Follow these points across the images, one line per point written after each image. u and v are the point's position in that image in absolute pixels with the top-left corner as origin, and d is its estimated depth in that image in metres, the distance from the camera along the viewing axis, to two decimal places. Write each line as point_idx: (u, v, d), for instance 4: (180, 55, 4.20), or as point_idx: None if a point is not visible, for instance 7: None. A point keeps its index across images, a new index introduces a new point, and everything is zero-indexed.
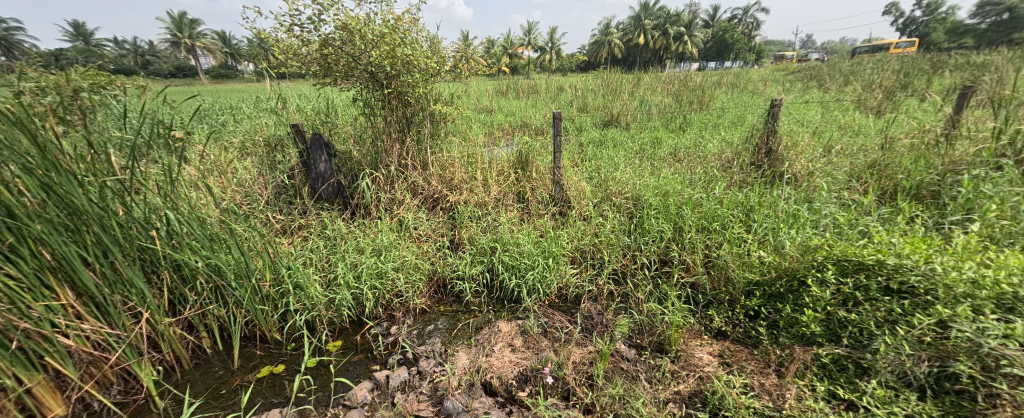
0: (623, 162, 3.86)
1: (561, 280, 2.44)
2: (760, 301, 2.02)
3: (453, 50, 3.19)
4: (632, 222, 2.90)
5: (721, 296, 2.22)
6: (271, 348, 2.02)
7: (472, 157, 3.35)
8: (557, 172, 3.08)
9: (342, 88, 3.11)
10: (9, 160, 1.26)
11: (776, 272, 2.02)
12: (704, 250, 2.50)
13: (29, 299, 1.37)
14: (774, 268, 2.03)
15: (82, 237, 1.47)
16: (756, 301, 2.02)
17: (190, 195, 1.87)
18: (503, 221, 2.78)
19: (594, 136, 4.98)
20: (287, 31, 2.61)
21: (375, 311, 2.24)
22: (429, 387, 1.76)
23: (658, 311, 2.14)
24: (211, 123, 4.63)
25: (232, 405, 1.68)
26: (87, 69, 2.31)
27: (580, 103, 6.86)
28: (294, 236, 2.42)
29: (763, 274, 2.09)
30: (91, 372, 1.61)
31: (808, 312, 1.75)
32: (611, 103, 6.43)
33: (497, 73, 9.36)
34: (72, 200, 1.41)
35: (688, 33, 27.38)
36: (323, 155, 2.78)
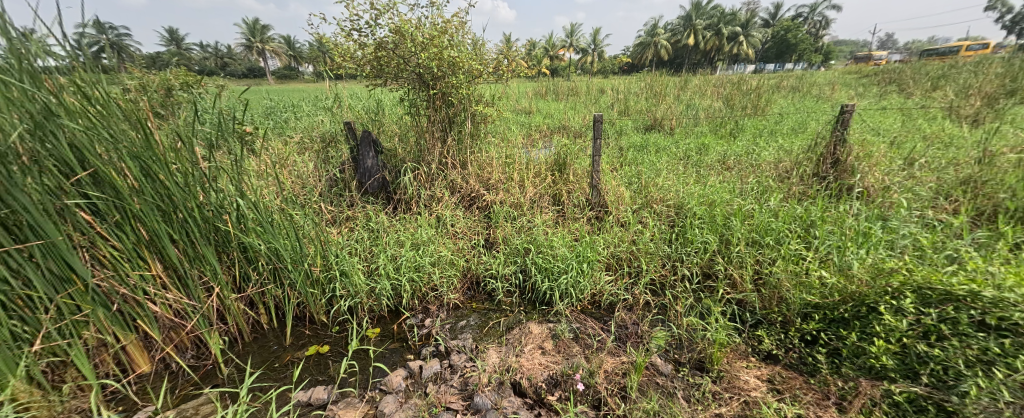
0: (666, 168, 3.70)
1: (595, 286, 2.39)
2: (819, 325, 1.84)
3: (497, 52, 3.24)
4: (673, 232, 2.77)
5: (772, 316, 2.05)
6: (318, 329, 2.16)
7: (510, 158, 3.38)
8: (595, 175, 3.02)
9: (390, 89, 3.25)
10: (118, 147, 1.46)
11: (840, 295, 1.84)
12: (753, 265, 2.33)
13: (127, 268, 1.58)
14: (837, 291, 1.85)
15: (170, 218, 1.66)
16: (814, 325, 1.85)
17: (256, 183, 2.05)
18: (538, 223, 2.76)
19: (635, 141, 4.82)
20: (345, 35, 2.78)
21: (412, 303, 2.32)
22: (460, 381, 1.79)
23: (699, 326, 2.02)
24: (274, 120, 5.06)
25: (283, 379, 1.81)
26: (178, 70, 2.62)
27: (623, 107, 6.67)
28: (341, 227, 2.57)
29: (823, 297, 1.90)
30: (172, 337, 1.81)
31: (879, 342, 1.58)
32: (655, 106, 6.20)
33: (538, 75, 9.36)
34: (164, 184, 1.60)
35: (745, 33, 25.73)
36: (370, 151, 2.91)
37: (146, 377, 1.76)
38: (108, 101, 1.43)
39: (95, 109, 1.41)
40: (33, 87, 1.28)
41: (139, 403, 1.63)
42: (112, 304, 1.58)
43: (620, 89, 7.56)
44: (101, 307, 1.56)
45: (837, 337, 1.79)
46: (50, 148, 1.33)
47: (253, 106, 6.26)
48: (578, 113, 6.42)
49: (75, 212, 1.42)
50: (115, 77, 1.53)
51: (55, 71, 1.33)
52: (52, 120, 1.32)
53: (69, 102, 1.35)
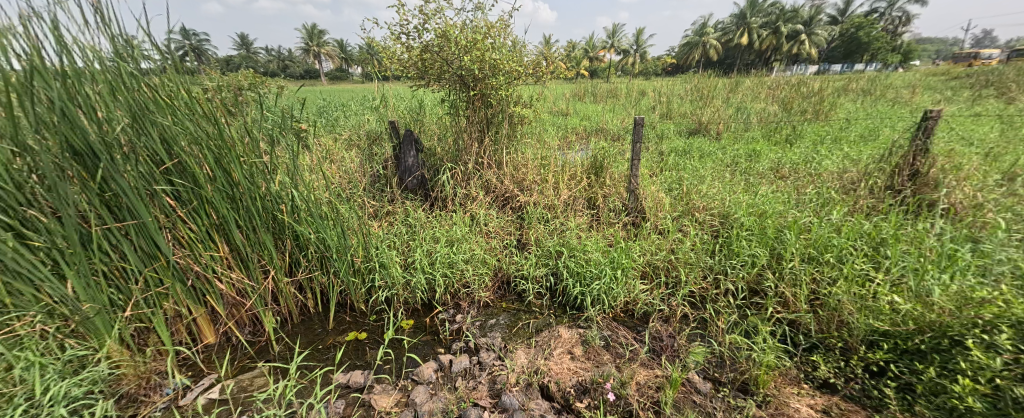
0: (710, 174, 3.51)
1: (629, 295, 2.32)
2: (887, 355, 1.67)
3: (536, 53, 3.26)
4: (716, 242, 2.62)
5: (829, 341, 1.88)
6: (358, 316, 2.29)
7: (545, 160, 3.38)
8: (633, 180, 2.93)
9: (432, 90, 3.38)
10: (199, 141, 1.66)
11: (916, 324, 1.64)
12: (809, 284, 2.14)
13: (201, 249, 1.79)
14: (913, 319, 1.66)
15: (238, 206, 1.85)
16: (881, 355, 1.68)
17: (310, 177, 2.22)
18: (572, 227, 2.74)
19: (678, 145, 4.62)
20: (394, 39, 2.94)
21: (444, 298, 2.39)
22: (488, 378, 1.81)
23: (743, 345, 1.90)
24: (326, 118, 5.43)
25: (327, 360, 1.95)
26: (248, 72, 2.89)
27: (665, 110, 6.42)
28: (382, 221, 2.70)
29: (894, 325, 1.72)
30: (233, 313, 2.01)
31: (965, 381, 1.38)
32: (701, 109, 5.90)
33: (577, 77, 9.27)
34: (233, 175, 1.78)
35: (811, 32, 23.70)
36: (412, 150, 3.02)
37: (212, 348, 1.97)
38: (189, 99, 1.64)
39: (179, 107, 1.62)
40: (132, 87, 1.50)
41: (205, 370, 1.84)
42: (188, 280, 1.79)
43: (663, 91, 7.29)
44: (179, 282, 1.77)
45: (910, 370, 1.63)
46: (144, 140, 1.54)
47: (308, 105, 6.75)
48: (617, 116, 6.27)
49: (162, 197, 1.63)
50: (195, 77, 1.74)
51: (148, 72, 1.55)
52: (147, 116, 1.53)
53: (160, 101, 1.57)
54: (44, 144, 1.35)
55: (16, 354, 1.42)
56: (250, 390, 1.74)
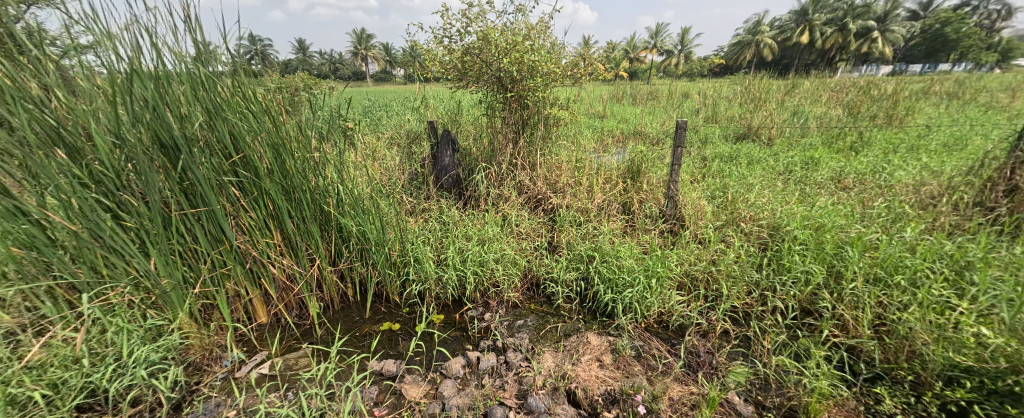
0: (757, 182, 3.29)
1: (663, 305, 2.23)
2: (971, 395, 1.46)
3: (575, 54, 3.24)
4: (762, 256, 2.44)
5: (896, 373, 1.68)
6: (392, 308, 2.40)
7: (579, 163, 3.35)
8: (672, 186, 2.81)
9: (471, 92, 3.46)
10: (261, 138, 1.84)
11: (1009, 362, 1.44)
12: (874, 308, 1.94)
13: (258, 236, 1.96)
14: (1006, 357, 1.45)
15: (291, 198, 2.01)
16: (962, 394, 1.48)
17: (354, 173, 2.36)
18: (605, 231, 2.68)
19: (723, 150, 4.37)
20: (437, 42, 3.04)
21: (474, 296, 2.43)
22: (514, 379, 1.83)
23: (792, 370, 1.77)
24: (370, 117, 5.73)
25: (363, 347, 2.06)
26: (303, 74, 3.13)
27: (711, 113, 6.10)
28: (418, 218, 2.81)
29: (980, 361, 1.51)
30: (283, 296, 2.19)
31: None
32: (752, 113, 5.54)
33: (615, 78, 9.08)
34: (288, 169, 1.94)
35: (888, 29, 21.41)
36: (448, 149, 3.11)
37: (264, 327, 2.15)
38: (254, 99, 1.81)
39: (245, 105, 1.79)
40: (208, 88, 1.69)
41: (258, 347, 2.02)
42: (246, 263, 1.98)
43: (710, 94, 6.93)
44: (239, 265, 1.96)
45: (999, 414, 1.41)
46: (216, 136, 1.73)
47: (354, 106, 7.17)
48: (658, 119, 6.05)
49: (228, 187, 1.81)
50: (260, 79, 1.92)
51: (221, 75, 1.74)
52: (219, 114, 1.71)
53: (230, 100, 1.75)
54: (137, 137, 1.55)
55: (109, 319, 1.65)
56: (295, 369, 1.88)
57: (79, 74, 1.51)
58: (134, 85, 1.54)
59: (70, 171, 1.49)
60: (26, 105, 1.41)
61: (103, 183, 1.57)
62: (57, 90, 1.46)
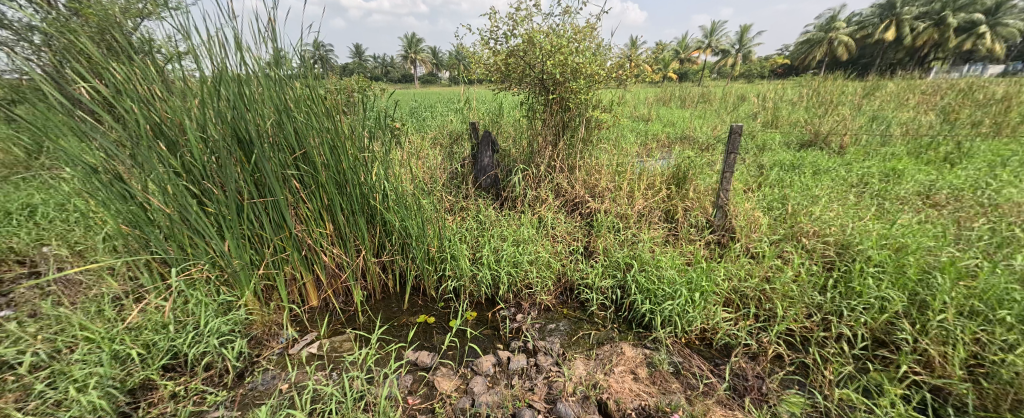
0: (822, 194, 2.98)
1: (706, 321, 2.09)
2: None
3: (621, 55, 3.16)
4: (825, 275, 2.20)
5: None
6: (429, 301, 2.49)
7: (620, 167, 3.25)
8: (722, 194, 2.63)
9: (513, 93, 3.50)
10: (320, 135, 1.99)
11: None
12: (970, 346, 1.68)
13: (313, 226, 2.13)
14: None
15: (343, 192, 2.16)
16: None
17: (399, 171, 2.48)
18: (645, 239, 2.57)
19: (783, 158, 4.01)
20: (483, 44, 3.11)
21: (507, 296, 2.45)
22: (544, 383, 1.81)
23: (860, 406, 1.58)
24: (416, 117, 6.00)
25: (401, 337, 2.15)
26: (358, 76, 3.35)
27: (771, 118, 5.64)
28: (456, 215, 2.88)
29: None
30: (332, 283, 2.36)
31: None
32: (820, 118, 5.04)
33: (664, 80, 8.72)
34: (341, 165, 2.09)
35: (1004, 23, 18.38)
36: (488, 150, 3.16)
37: (314, 310, 2.33)
38: (315, 100, 1.98)
39: (308, 106, 1.96)
40: (278, 89, 1.88)
41: (309, 328, 2.19)
42: (302, 250, 2.16)
43: (772, 98, 6.41)
44: (296, 251, 2.15)
45: None
46: (282, 134, 1.91)
47: (402, 106, 7.55)
48: (710, 123, 5.71)
49: (291, 180, 2.00)
50: (321, 81, 2.09)
51: (289, 77, 1.93)
52: (286, 114, 1.89)
53: (294, 101, 1.93)
54: (220, 134, 1.77)
55: (190, 292, 1.89)
56: (340, 351, 2.02)
57: (176, 77, 1.75)
58: (219, 87, 1.75)
59: (167, 161, 1.74)
60: (137, 104, 1.66)
61: (192, 173, 1.80)
62: (159, 90, 1.71)
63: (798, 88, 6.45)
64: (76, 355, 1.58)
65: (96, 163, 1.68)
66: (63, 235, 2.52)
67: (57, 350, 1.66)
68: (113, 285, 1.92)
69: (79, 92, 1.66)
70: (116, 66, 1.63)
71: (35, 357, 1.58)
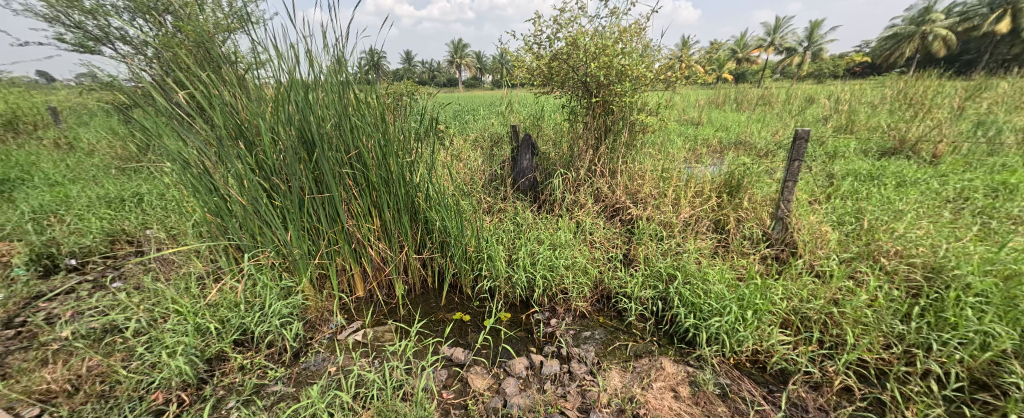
0: (905, 209, 2.61)
1: (759, 342, 1.93)
2: None
3: (671, 57, 3.03)
4: (907, 302, 1.92)
5: None
6: (465, 300, 2.54)
7: (665, 173, 3.10)
8: (781, 205, 2.41)
9: (555, 96, 3.48)
10: (372, 137, 2.13)
11: None
12: None
13: (362, 222, 2.28)
14: None
15: (390, 190, 2.28)
16: None
17: (441, 171, 2.58)
18: (690, 250, 2.42)
19: (858, 167, 3.57)
20: (527, 48, 3.14)
21: (542, 299, 2.43)
22: (578, 391, 1.77)
23: None
24: (459, 120, 6.19)
25: (438, 332, 2.23)
26: (406, 81, 3.52)
27: (844, 123, 5.07)
28: (494, 216, 2.92)
29: None
30: (377, 276, 2.50)
31: None
32: (906, 122, 4.44)
33: (718, 81, 8.21)
34: (389, 165, 2.21)
35: None
36: (529, 153, 3.17)
37: (361, 300, 2.49)
38: (369, 104, 2.12)
39: (362, 109, 2.11)
40: (337, 94, 2.04)
41: (355, 317, 2.34)
42: (353, 244, 2.31)
43: (847, 100, 5.77)
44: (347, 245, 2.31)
45: None
46: (339, 135, 2.07)
47: (446, 110, 7.84)
48: (770, 127, 5.26)
49: (345, 178, 2.15)
50: (374, 86, 2.23)
51: (347, 83, 2.08)
52: (343, 117, 2.05)
53: (351, 105, 2.08)
54: (288, 135, 1.95)
55: (258, 276, 2.11)
56: (382, 341, 2.13)
57: (254, 84, 1.97)
58: (289, 93, 1.94)
59: (244, 159, 1.96)
60: (223, 108, 1.90)
61: (263, 170, 2.01)
62: (241, 96, 1.93)
63: (880, 90, 5.74)
64: (168, 324, 1.83)
65: (189, 159, 1.94)
66: (161, 221, 2.94)
67: (154, 319, 1.94)
68: (198, 266, 2.19)
69: (178, 98, 1.92)
70: (208, 75, 1.87)
71: (137, 323, 1.86)
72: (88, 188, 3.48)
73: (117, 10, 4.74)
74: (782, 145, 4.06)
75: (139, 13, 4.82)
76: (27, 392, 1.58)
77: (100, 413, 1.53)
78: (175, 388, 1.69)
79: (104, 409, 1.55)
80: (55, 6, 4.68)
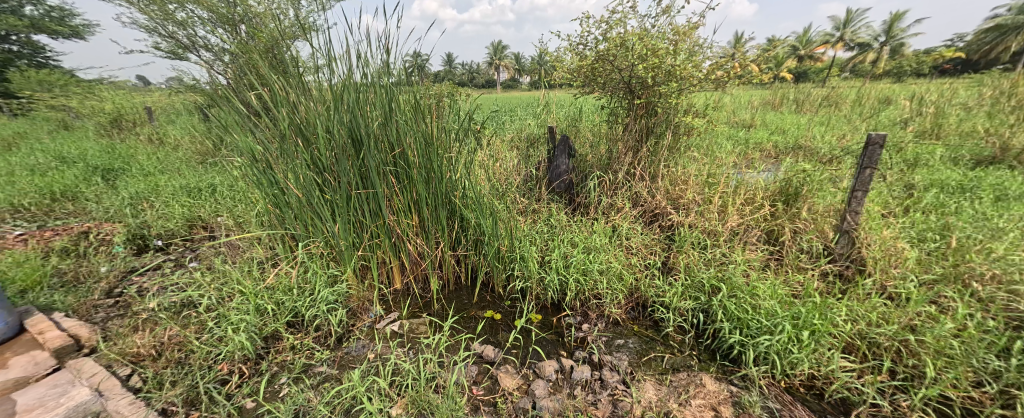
0: (1005, 227, 2.25)
1: (815, 367, 1.75)
2: None
3: (723, 56, 2.86)
4: (1005, 335, 1.65)
5: None
6: (497, 299, 2.57)
7: (711, 178, 2.92)
8: (847, 217, 2.17)
9: (595, 98, 3.41)
10: (414, 136, 2.21)
11: None
12: None
13: (402, 217, 2.36)
14: None
15: (429, 188, 2.36)
16: None
17: (477, 171, 2.62)
18: (737, 261, 2.26)
19: (945, 177, 3.13)
20: (570, 49, 3.10)
21: (574, 303, 2.39)
22: (609, 400, 1.72)
23: None
24: (496, 121, 6.27)
25: (470, 328, 2.27)
26: (448, 83, 3.63)
27: (929, 127, 4.49)
28: (529, 217, 2.92)
29: None
30: (413, 270, 2.59)
31: None
32: (1011, 126, 3.83)
33: (776, 80, 7.58)
34: (429, 163, 2.29)
35: None
36: (565, 155, 3.11)
37: (398, 292, 2.59)
38: (412, 105, 2.21)
39: (406, 110, 2.20)
40: (384, 96, 2.15)
41: (392, 308, 2.44)
42: (393, 238, 2.41)
43: (933, 101, 5.09)
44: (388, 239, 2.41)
45: None
46: (385, 135, 2.18)
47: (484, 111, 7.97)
48: (837, 131, 4.77)
49: (388, 175, 2.25)
50: (418, 87, 2.32)
51: (393, 85, 2.18)
52: (389, 117, 2.15)
53: (396, 106, 2.19)
54: (338, 134, 2.09)
55: (309, 264, 2.27)
56: (417, 333, 2.20)
57: (312, 86, 2.12)
58: (342, 95, 2.08)
59: (301, 155, 2.12)
60: (285, 109, 2.06)
61: (316, 165, 2.16)
62: (301, 97, 2.10)
63: (977, 90, 5.00)
64: (233, 303, 2.03)
65: (255, 154, 2.13)
66: (229, 209, 3.27)
67: (222, 297, 2.16)
68: (259, 251, 2.41)
69: (248, 99, 2.12)
70: (273, 79, 2.05)
71: (209, 300, 2.08)
72: (173, 178, 3.95)
73: (202, 21, 5.33)
74: (849, 150, 3.68)
75: (219, 23, 5.38)
76: (122, 354, 1.83)
77: (177, 377, 1.74)
78: (238, 361, 1.87)
79: (180, 374, 1.76)
80: (154, 19, 5.36)
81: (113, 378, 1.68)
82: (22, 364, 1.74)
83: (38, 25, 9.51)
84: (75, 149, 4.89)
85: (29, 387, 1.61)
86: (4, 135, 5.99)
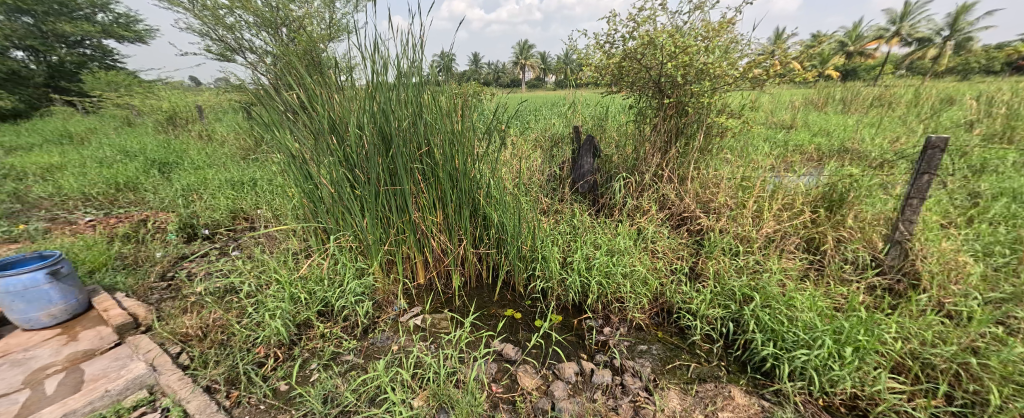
0: None
1: (860, 386, 1.62)
2: None
3: (761, 53, 2.72)
4: None
5: None
6: (518, 298, 2.56)
7: (744, 181, 2.78)
8: (898, 226, 2.00)
9: (623, 97, 3.33)
10: (440, 135, 2.24)
11: None
12: None
13: (427, 214, 2.41)
14: None
15: (453, 186, 2.39)
16: None
17: (501, 170, 2.63)
18: (772, 269, 2.13)
19: (1018, 184, 2.83)
20: (597, 47, 3.05)
21: (596, 306, 2.35)
22: (631, 406, 1.68)
23: None
24: (521, 121, 6.28)
25: (490, 325, 2.28)
26: (474, 82, 3.66)
27: (1000, 130, 4.07)
28: (551, 218, 2.89)
29: None
30: (436, 266, 2.63)
31: None
32: None
33: (820, 79, 7.12)
34: (454, 161, 2.32)
35: None
36: (589, 155, 3.06)
37: (421, 287, 2.65)
38: (438, 104, 2.24)
39: (433, 108, 2.24)
40: (413, 95, 2.20)
41: (416, 302, 2.49)
42: (418, 234, 2.46)
43: (1006, 100, 4.60)
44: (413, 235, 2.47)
45: None
46: (413, 132, 2.23)
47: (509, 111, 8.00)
48: (888, 133, 4.42)
49: (415, 173, 2.30)
50: (445, 86, 2.35)
51: (421, 84, 2.22)
52: (417, 116, 2.19)
53: (423, 105, 2.23)
54: (369, 131, 2.15)
55: (339, 256, 2.36)
56: (439, 327, 2.24)
57: (344, 85, 2.20)
58: (373, 94, 2.14)
59: (334, 152, 2.21)
60: (320, 107, 2.16)
61: (348, 162, 2.25)
62: (335, 96, 2.18)
63: None
64: (270, 291, 2.15)
65: (292, 150, 2.24)
66: (268, 202, 3.46)
67: (260, 285, 2.29)
68: (293, 243, 2.54)
69: (286, 98, 2.23)
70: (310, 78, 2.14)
71: (248, 287, 2.22)
72: (219, 172, 4.23)
73: (248, 24, 5.67)
74: (903, 154, 3.40)
75: (264, 26, 5.69)
76: (173, 333, 1.98)
77: (220, 357, 1.86)
78: (273, 345, 1.97)
79: (223, 354, 1.88)
80: (207, 24, 5.75)
81: (165, 354, 1.82)
82: (89, 338, 1.93)
83: (108, 31, 10.51)
84: (137, 144, 5.35)
85: (94, 359, 1.78)
86: (78, 130, 6.66)
